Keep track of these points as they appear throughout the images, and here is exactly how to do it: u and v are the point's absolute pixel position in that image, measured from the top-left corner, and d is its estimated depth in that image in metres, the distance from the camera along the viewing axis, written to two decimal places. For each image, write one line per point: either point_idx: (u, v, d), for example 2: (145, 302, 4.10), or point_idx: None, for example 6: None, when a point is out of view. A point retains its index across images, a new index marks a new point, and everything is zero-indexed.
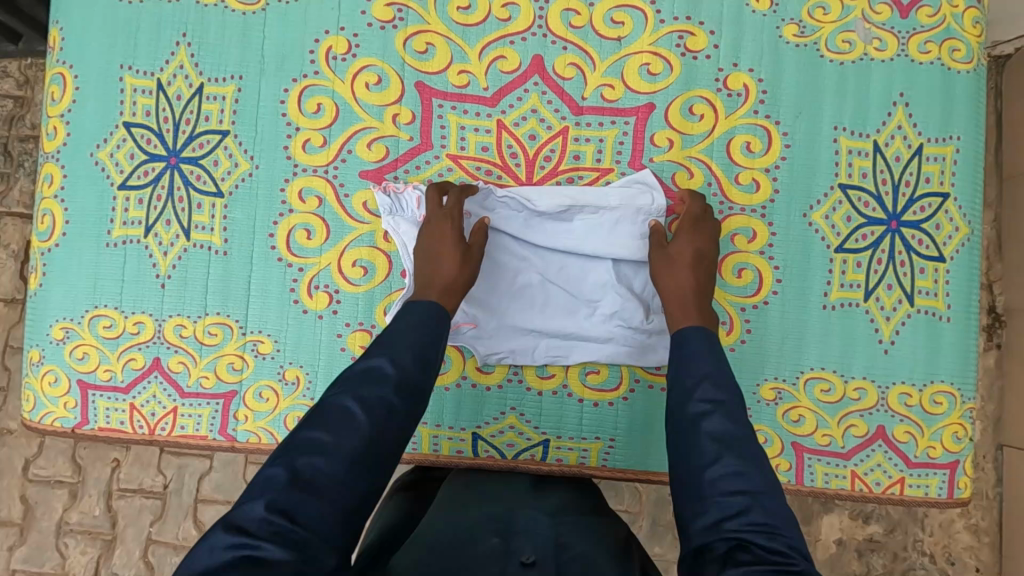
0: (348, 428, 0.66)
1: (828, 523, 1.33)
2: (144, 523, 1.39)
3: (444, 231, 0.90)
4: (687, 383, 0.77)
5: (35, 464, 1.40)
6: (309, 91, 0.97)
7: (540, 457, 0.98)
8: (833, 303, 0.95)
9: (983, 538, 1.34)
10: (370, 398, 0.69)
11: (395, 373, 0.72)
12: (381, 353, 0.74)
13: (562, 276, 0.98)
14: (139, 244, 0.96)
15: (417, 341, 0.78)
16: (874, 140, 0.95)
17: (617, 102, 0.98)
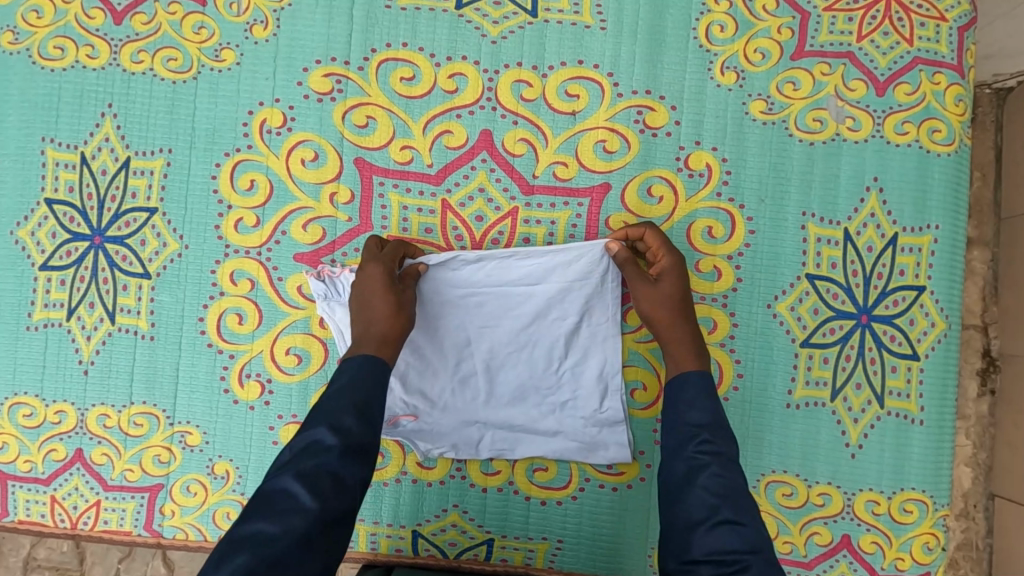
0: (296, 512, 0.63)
1: None
2: None
3: (374, 274, 0.82)
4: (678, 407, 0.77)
5: None
6: (241, 167, 0.91)
7: (484, 556, 0.92)
8: (798, 402, 0.89)
9: None
10: (312, 469, 0.66)
11: (337, 442, 0.68)
12: (320, 422, 0.69)
13: (509, 361, 0.90)
14: (61, 328, 0.91)
15: (361, 398, 0.72)
16: (845, 228, 0.89)
17: (571, 181, 0.91)
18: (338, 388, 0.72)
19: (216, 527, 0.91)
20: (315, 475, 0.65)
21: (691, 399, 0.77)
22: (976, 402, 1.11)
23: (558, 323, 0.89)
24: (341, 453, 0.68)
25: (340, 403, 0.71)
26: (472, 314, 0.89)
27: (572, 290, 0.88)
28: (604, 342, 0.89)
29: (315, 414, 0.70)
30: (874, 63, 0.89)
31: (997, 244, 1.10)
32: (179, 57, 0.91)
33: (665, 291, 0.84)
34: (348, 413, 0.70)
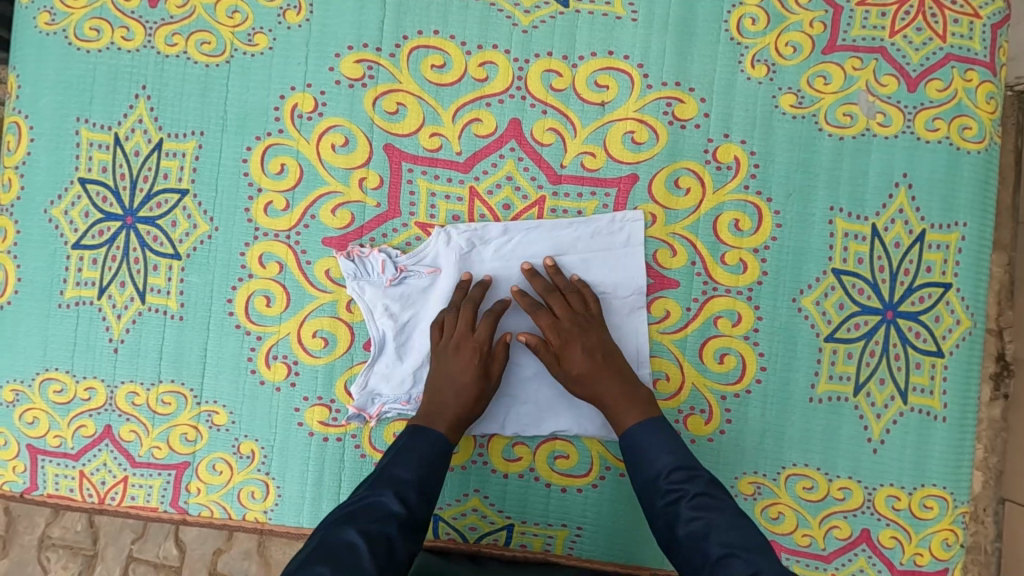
0: (354, 564, 0.67)
1: None
2: None
3: (472, 364, 0.84)
4: (648, 458, 0.79)
5: None
6: (272, 151, 0.92)
7: (504, 541, 0.93)
8: (820, 396, 0.89)
9: None
10: (374, 531, 0.71)
11: (400, 513, 0.74)
12: (386, 488, 0.75)
13: (537, 338, 0.91)
14: (92, 306, 0.92)
15: (425, 465, 0.79)
16: (872, 223, 0.89)
17: (598, 171, 0.92)
18: (407, 459, 0.79)
19: (241, 505, 0.92)
20: (375, 537, 0.70)
21: (642, 442, 0.80)
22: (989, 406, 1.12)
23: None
24: (400, 525, 0.73)
25: (407, 475, 0.78)
26: (500, 290, 0.91)
27: (600, 263, 0.91)
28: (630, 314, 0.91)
29: (380, 480, 0.77)
30: (906, 59, 0.89)
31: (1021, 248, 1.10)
32: (212, 40, 0.92)
33: (578, 363, 0.84)
34: (410, 486, 0.77)
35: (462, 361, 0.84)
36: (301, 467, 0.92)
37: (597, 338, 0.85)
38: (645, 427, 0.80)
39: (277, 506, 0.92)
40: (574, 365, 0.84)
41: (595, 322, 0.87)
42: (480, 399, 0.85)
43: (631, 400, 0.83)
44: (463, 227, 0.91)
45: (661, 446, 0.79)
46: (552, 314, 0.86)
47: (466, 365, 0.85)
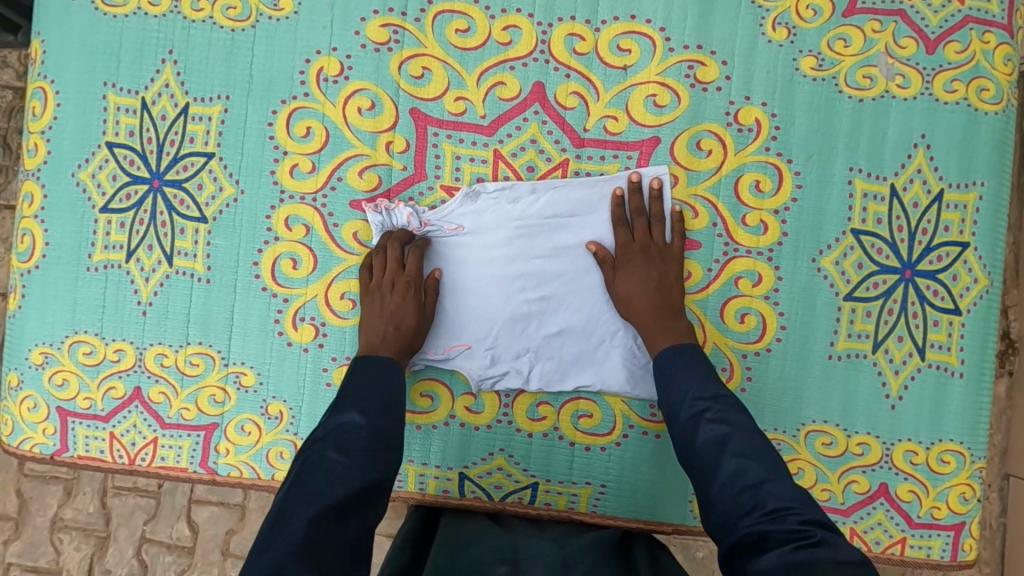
0: (342, 478, 0.70)
1: None
2: (136, 522, 1.46)
3: (404, 298, 0.88)
4: (673, 388, 0.82)
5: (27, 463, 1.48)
6: (298, 115, 0.93)
7: (528, 499, 0.95)
8: (840, 353, 0.91)
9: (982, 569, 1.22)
10: (349, 444, 0.74)
11: (365, 421, 0.77)
12: (352, 406, 0.78)
13: (561, 295, 0.93)
14: (121, 270, 0.93)
15: (383, 385, 0.82)
16: (891, 183, 0.90)
17: (620, 134, 0.93)
18: (364, 383, 0.82)
19: (269, 465, 0.94)
20: (351, 450, 0.74)
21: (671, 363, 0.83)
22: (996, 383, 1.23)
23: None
24: (369, 430, 0.76)
25: (368, 394, 0.80)
26: (525, 248, 0.93)
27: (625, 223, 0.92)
28: None
29: (347, 403, 0.79)
30: (925, 21, 0.90)
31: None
32: (238, 6, 0.93)
33: (633, 281, 0.89)
34: (375, 401, 0.80)
35: (397, 296, 0.88)
36: None
37: (660, 270, 0.89)
38: (678, 350, 0.84)
39: None
40: (625, 285, 0.89)
41: (660, 256, 0.90)
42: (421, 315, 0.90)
43: (669, 330, 0.87)
44: (491, 186, 0.93)
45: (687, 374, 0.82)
46: (626, 241, 0.91)
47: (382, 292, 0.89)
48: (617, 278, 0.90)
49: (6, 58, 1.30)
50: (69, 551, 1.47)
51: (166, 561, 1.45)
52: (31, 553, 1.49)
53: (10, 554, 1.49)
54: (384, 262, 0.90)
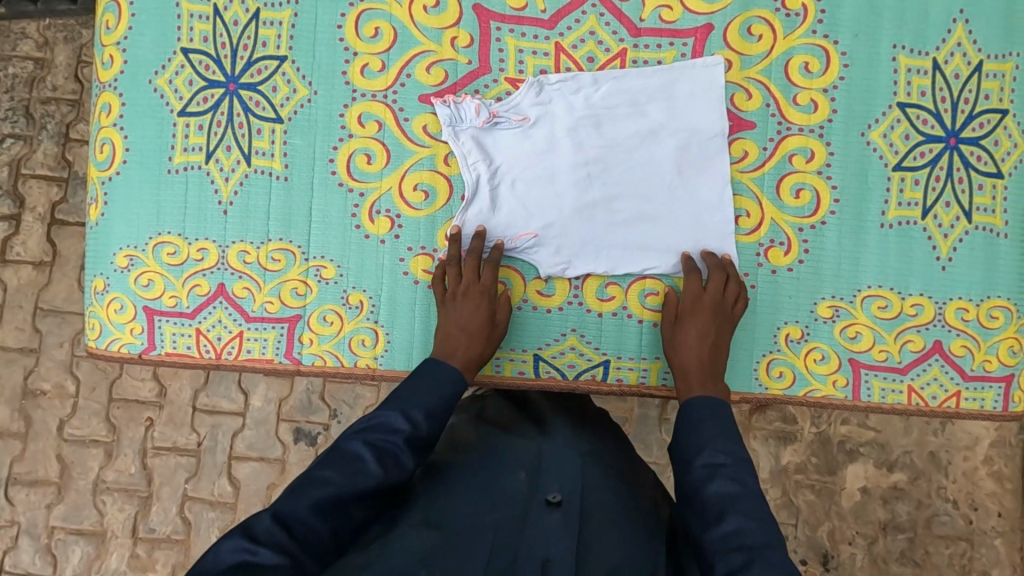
0: (360, 473, 0.75)
1: (853, 471, 1.50)
2: (179, 481, 1.53)
3: (477, 308, 0.92)
4: (704, 435, 0.83)
5: (70, 424, 1.54)
6: (366, 16, 0.97)
7: (601, 377, 0.99)
8: (891, 222, 0.96)
9: (1006, 485, 1.50)
10: (381, 445, 0.78)
11: (404, 429, 0.80)
12: (392, 408, 0.82)
13: (625, 178, 0.96)
14: (200, 171, 0.97)
15: (432, 397, 0.85)
16: (933, 58, 0.95)
17: (675, 23, 0.97)
18: (417, 386, 0.86)
19: (352, 353, 0.97)
20: (380, 449, 0.78)
21: (698, 416, 0.86)
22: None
23: (673, 140, 0.96)
24: (404, 438, 0.80)
25: (416, 402, 0.84)
26: (590, 134, 0.97)
27: (685, 107, 0.96)
28: (713, 156, 0.96)
29: (388, 403, 0.84)
30: None
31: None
32: None
33: (688, 337, 0.92)
34: (419, 410, 0.83)
35: (472, 306, 0.92)
36: (409, 314, 0.97)
37: (716, 331, 0.92)
38: (705, 399, 0.87)
39: (386, 352, 0.97)
40: (685, 337, 0.93)
41: (715, 320, 0.93)
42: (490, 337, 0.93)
43: (694, 378, 0.91)
44: (552, 77, 0.97)
45: (708, 431, 0.83)
46: (697, 296, 0.93)
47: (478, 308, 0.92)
48: (685, 329, 0.93)
49: (26, 29, 1.51)
50: (113, 511, 1.54)
51: (210, 518, 1.52)
52: (75, 516, 1.54)
53: (55, 518, 1.54)
54: (458, 275, 0.94)
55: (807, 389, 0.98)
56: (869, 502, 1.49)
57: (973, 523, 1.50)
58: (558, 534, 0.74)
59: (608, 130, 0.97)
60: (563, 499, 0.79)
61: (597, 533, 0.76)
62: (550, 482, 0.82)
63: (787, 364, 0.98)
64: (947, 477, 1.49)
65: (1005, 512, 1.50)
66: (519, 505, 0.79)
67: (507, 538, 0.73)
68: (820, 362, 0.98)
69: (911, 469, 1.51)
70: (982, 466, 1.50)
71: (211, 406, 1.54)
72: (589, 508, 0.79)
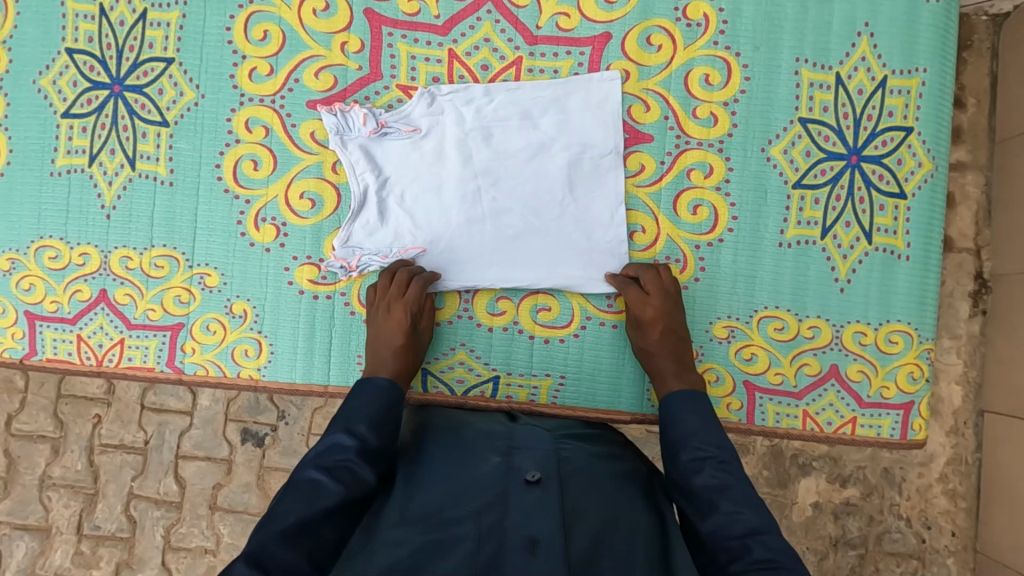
0: (321, 493, 0.68)
1: (804, 486, 1.32)
2: (126, 478, 1.47)
3: (398, 322, 0.88)
4: (685, 430, 0.78)
5: (17, 419, 1.49)
6: (255, 18, 0.95)
7: (490, 393, 0.97)
8: (789, 241, 0.93)
9: (959, 503, 1.31)
10: (335, 464, 0.72)
11: (354, 443, 0.74)
12: (336, 427, 0.76)
13: (515, 191, 0.95)
14: (84, 173, 0.95)
15: (377, 411, 0.79)
16: (837, 72, 0.92)
17: (572, 31, 0.95)
18: (358, 404, 0.80)
19: (235, 363, 0.95)
20: (336, 467, 0.71)
21: (676, 413, 0.81)
22: (968, 321, 1.30)
23: (564, 155, 0.94)
24: (358, 451, 0.74)
25: (359, 415, 0.78)
26: (478, 146, 0.95)
27: (576, 121, 0.94)
28: (605, 172, 0.94)
29: (334, 422, 0.78)
30: None
31: (989, 169, 1.28)
32: None
33: (650, 340, 0.89)
34: (364, 423, 0.77)
35: (393, 322, 0.88)
36: (294, 324, 0.95)
37: (674, 322, 0.89)
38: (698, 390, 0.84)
39: (270, 363, 0.95)
40: (652, 346, 0.89)
41: (670, 310, 0.89)
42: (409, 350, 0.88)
43: (672, 375, 0.86)
44: (443, 88, 0.95)
45: (690, 422, 0.79)
46: (644, 301, 0.89)
47: (392, 324, 0.88)
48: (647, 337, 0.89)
49: None
50: (58, 508, 1.48)
51: (154, 517, 1.46)
52: (20, 511, 1.49)
53: (0, 512, 1.49)
54: (388, 286, 0.91)
55: None
56: (818, 519, 1.32)
57: (926, 542, 1.32)
58: (541, 509, 0.65)
59: (501, 143, 0.95)
60: (541, 476, 0.70)
61: (578, 506, 0.67)
62: (525, 461, 0.72)
63: None
64: (901, 494, 1.31)
65: (959, 532, 1.31)
66: (495, 487, 0.69)
67: (490, 523, 0.64)
68: (714, 384, 0.95)
69: (863, 484, 1.33)
70: (936, 482, 1.32)
71: (158, 404, 1.47)
72: (569, 480, 0.70)
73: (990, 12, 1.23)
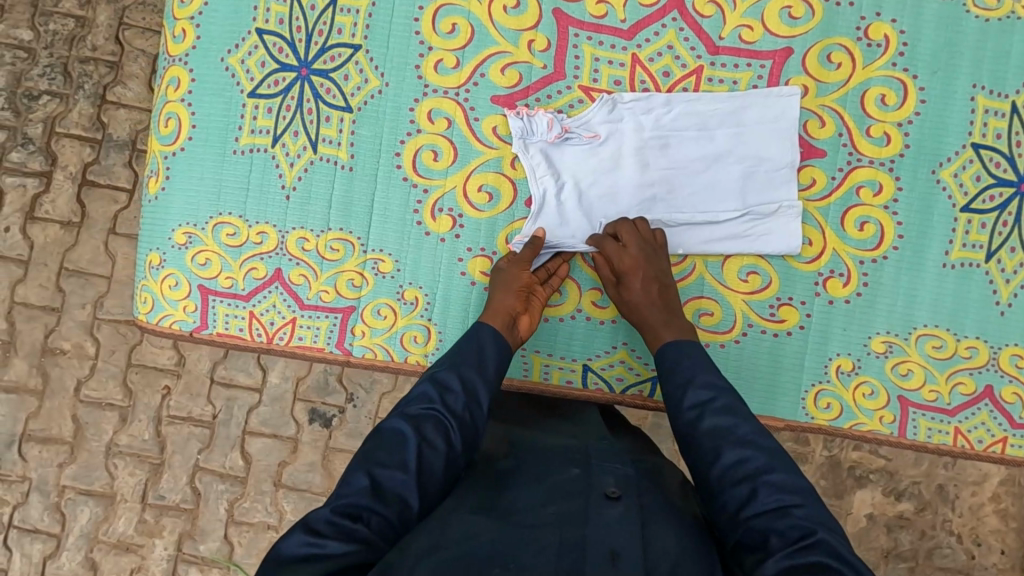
0: (404, 443, 0.73)
1: (860, 498, 1.35)
2: (192, 451, 1.45)
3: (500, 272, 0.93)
4: (678, 380, 0.82)
5: (87, 385, 1.45)
6: (443, 12, 0.96)
7: (647, 393, 0.99)
8: (953, 262, 0.96)
9: (1010, 523, 1.35)
10: (419, 413, 0.77)
11: (441, 394, 0.79)
12: (426, 379, 0.81)
13: (690, 202, 0.96)
14: (266, 153, 0.96)
15: (468, 361, 0.84)
16: (1012, 101, 0.95)
17: (755, 44, 0.96)
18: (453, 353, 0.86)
19: (403, 349, 0.98)
20: (418, 418, 0.77)
21: (674, 357, 0.85)
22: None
23: (738, 167, 0.96)
24: (444, 402, 0.79)
25: (459, 356, 0.85)
26: (656, 156, 0.96)
27: (752, 136, 0.96)
28: (777, 188, 0.96)
29: (425, 376, 0.83)
30: None
31: None
32: None
33: (634, 290, 0.90)
34: (454, 374, 0.82)
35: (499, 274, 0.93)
36: (463, 313, 0.97)
37: (653, 270, 0.91)
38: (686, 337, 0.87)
39: (437, 350, 0.97)
40: (634, 298, 0.91)
41: (652, 259, 0.91)
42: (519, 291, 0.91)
43: (664, 323, 0.89)
44: (623, 97, 0.96)
45: (693, 370, 0.83)
46: (621, 252, 0.91)
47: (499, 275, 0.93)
48: (628, 288, 0.91)
49: None
50: (123, 476, 1.45)
51: (219, 490, 1.44)
52: (85, 477, 1.45)
53: (65, 477, 1.45)
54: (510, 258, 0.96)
55: (853, 423, 0.98)
56: (870, 530, 1.36)
57: (974, 559, 1.35)
58: (620, 525, 0.68)
59: (676, 152, 0.96)
60: (622, 494, 0.73)
61: (657, 530, 0.69)
62: (603, 476, 0.76)
63: (835, 396, 0.98)
64: (954, 510, 1.35)
65: (1008, 551, 1.35)
66: (576, 499, 0.72)
67: (572, 533, 0.66)
68: (868, 397, 0.98)
69: (917, 499, 1.37)
70: (989, 501, 1.35)
71: (228, 378, 1.46)
72: (647, 504, 0.73)
73: None
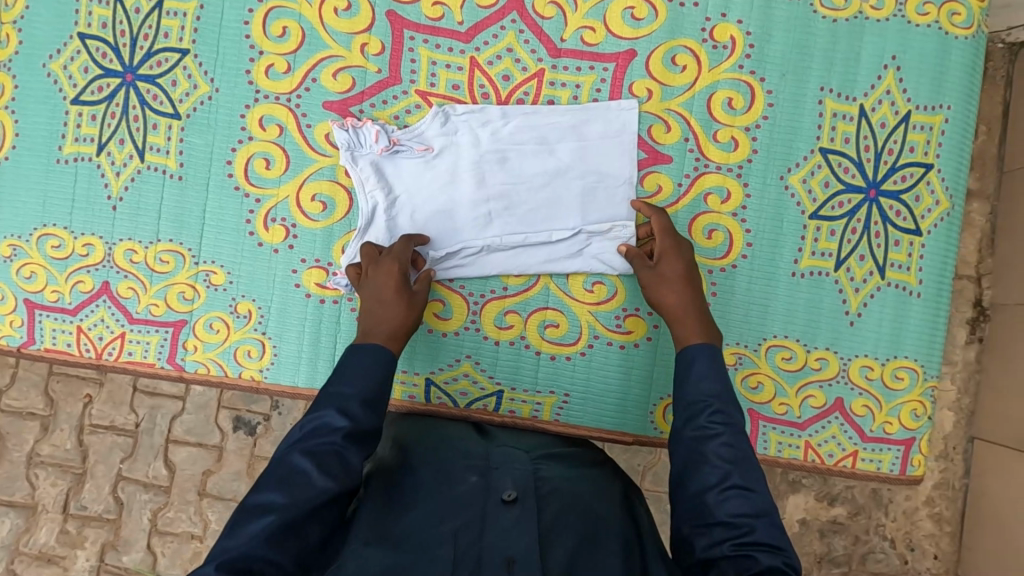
0: (306, 486, 0.65)
1: (793, 502, 1.26)
2: (115, 460, 1.34)
3: (392, 274, 0.86)
4: (692, 403, 0.74)
5: (6, 394, 1.35)
6: (273, 14, 0.92)
7: (493, 407, 0.96)
8: (803, 271, 0.93)
9: (944, 527, 1.26)
10: (320, 448, 0.68)
11: (344, 425, 0.71)
12: (329, 405, 0.71)
13: (528, 217, 0.94)
14: (91, 162, 0.93)
15: (372, 385, 0.75)
16: (860, 104, 0.92)
17: (597, 46, 0.93)
18: (352, 372, 0.76)
19: (237, 363, 0.95)
20: (323, 454, 0.68)
21: (701, 372, 0.76)
22: (964, 348, 1.24)
23: (578, 182, 0.94)
24: (345, 434, 0.70)
25: (352, 390, 0.74)
26: (493, 170, 0.94)
27: (593, 153, 0.93)
28: (616, 205, 0.93)
29: (324, 400, 0.73)
30: None
31: (996, 197, 1.22)
32: None
33: (674, 268, 0.86)
34: (354, 400, 0.73)
35: (388, 275, 0.85)
36: (299, 330, 0.94)
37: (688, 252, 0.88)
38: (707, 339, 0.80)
39: (271, 365, 0.94)
40: (672, 276, 0.86)
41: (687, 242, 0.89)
42: (412, 302, 0.85)
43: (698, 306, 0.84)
44: (457, 108, 0.93)
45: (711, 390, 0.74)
46: (665, 230, 0.88)
47: (391, 278, 0.85)
48: (665, 267, 0.87)
49: None
50: (45, 486, 1.35)
51: (143, 500, 1.33)
52: (6, 488, 1.35)
53: None
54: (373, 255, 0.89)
55: None
56: (802, 537, 1.26)
57: (908, 563, 1.26)
58: (517, 529, 0.63)
59: (514, 165, 0.94)
60: (519, 495, 0.67)
61: (558, 532, 0.64)
62: (502, 479, 0.70)
63: None
64: (888, 515, 1.25)
65: (942, 556, 1.26)
66: (473, 506, 0.67)
67: (467, 543, 0.62)
68: None
69: (852, 503, 1.27)
70: (923, 505, 1.26)
71: (152, 386, 1.35)
72: (545, 499, 0.68)
73: (1007, 40, 1.18)
